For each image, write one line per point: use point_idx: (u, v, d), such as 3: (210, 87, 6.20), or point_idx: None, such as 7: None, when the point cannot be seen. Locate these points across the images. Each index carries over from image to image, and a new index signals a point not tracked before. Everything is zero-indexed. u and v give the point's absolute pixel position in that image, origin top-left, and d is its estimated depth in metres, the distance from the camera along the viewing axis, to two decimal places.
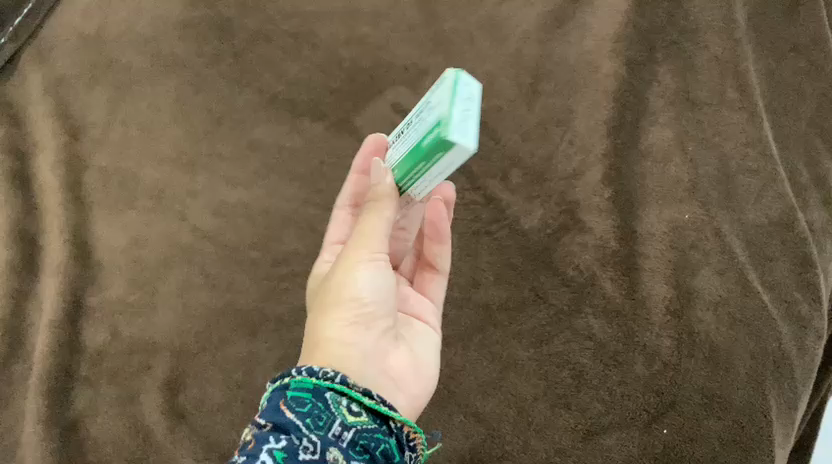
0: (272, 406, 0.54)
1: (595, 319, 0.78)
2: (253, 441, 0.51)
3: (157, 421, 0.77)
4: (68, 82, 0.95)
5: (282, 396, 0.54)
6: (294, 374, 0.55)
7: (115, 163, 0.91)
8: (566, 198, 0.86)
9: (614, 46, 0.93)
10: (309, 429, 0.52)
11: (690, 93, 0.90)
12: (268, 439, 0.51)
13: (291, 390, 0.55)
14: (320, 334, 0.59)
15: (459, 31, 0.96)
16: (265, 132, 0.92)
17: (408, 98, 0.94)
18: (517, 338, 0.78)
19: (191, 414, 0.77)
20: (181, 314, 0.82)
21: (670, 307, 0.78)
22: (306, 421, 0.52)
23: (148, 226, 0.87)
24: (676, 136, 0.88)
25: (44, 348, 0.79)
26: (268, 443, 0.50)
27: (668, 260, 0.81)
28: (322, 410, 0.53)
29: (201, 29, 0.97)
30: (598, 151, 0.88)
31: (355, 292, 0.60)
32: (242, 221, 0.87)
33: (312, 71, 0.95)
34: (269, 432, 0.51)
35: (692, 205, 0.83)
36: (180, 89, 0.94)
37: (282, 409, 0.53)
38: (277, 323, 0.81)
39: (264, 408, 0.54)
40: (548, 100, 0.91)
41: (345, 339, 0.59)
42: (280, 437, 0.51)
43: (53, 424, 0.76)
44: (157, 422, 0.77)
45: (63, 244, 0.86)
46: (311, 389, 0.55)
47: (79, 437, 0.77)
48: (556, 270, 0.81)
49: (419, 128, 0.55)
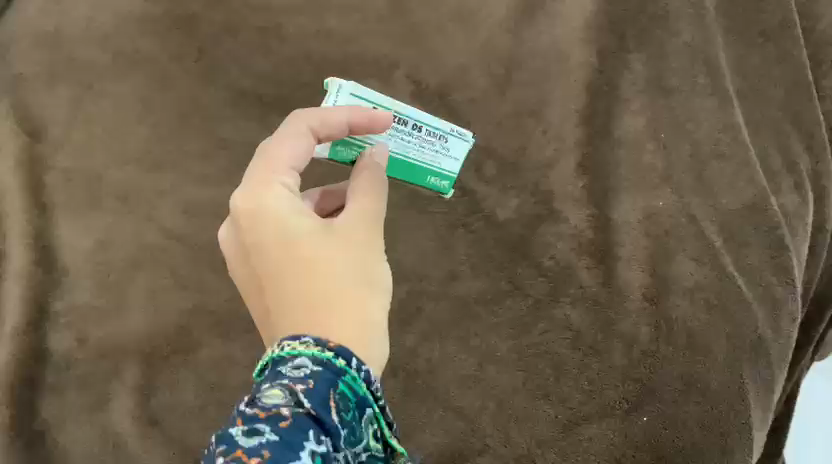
0: (321, 389, 0.48)
1: (573, 308, 0.78)
2: (293, 424, 0.46)
3: (128, 427, 0.76)
4: (26, 79, 0.92)
5: (333, 386, 0.49)
6: (355, 366, 0.51)
7: (78, 163, 0.88)
8: (541, 188, 0.85)
9: (585, 34, 0.92)
10: (344, 444, 0.49)
11: (662, 80, 0.89)
12: (310, 436, 0.46)
13: (342, 384, 0.50)
14: (361, 311, 0.57)
15: (430, 22, 0.94)
16: (233, 129, 0.91)
17: (379, 91, 0.92)
18: (495, 330, 0.77)
19: (164, 419, 0.76)
20: (150, 317, 0.80)
21: (647, 294, 0.78)
22: (344, 433, 0.49)
23: (114, 228, 0.84)
24: (648, 123, 0.88)
25: (11, 353, 0.78)
26: (310, 443, 0.46)
27: (643, 247, 0.81)
28: (357, 424, 0.50)
29: (163, 23, 0.94)
30: (572, 141, 0.87)
31: (378, 277, 0.61)
32: (212, 220, 0.85)
33: (280, 65, 0.93)
34: (311, 425, 0.47)
35: (665, 192, 0.84)
36: (144, 86, 0.92)
37: (332, 407, 0.48)
38: (250, 324, 0.79)
39: (313, 382, 0.49)
40: (520, 90, 0.90)
41: (376, 317, 0.58)
42: (321, 440, 0.47)
43: (18, 435, 0.76)
44: (128, 428, 0.76)
45: (24, 249, 0.83)
46: (359, 397, 0.51)
47: (47, 446, 0.76)
48: (532, 260, 0.80)
49: (420, 156, 0.73)
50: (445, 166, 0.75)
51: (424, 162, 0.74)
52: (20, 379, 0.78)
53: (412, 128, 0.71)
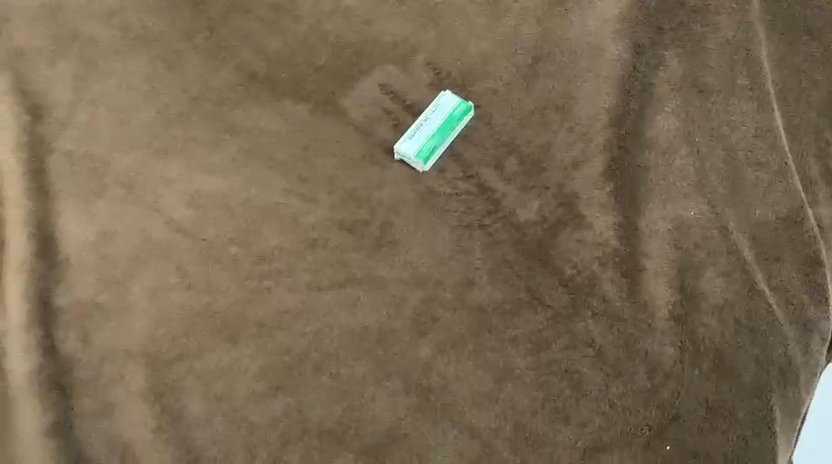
0: None
1: (595, 323, 0.73)
2: None
3: (142, 434, 0.68)
4: (28, 56, 0.88)
5: None
6: None
7: (81, 148, 0.83)
8: (563, 190, 0.82)
9: (619, 27, 0.89)
10: None
11: (699, 79, 0.86)
12: None
13: None
14: None
15: (452, 6, 0.94)
16: (243, 115, 0.87)
17: (396, 78, 0.91)
18: (513, 344, 0.72)
19: (182, 420, 0.69)
20: (156, 317, 0.73)
21: (674, 313, 0.74)
22: None
23: (118, 218, 0.79)
24: (681, 125, 0.84)
25: (20, 353, 0.70)
26: None
27: (672, 260, 0.77)
28: None
29: (173, 2, 0.93)
30: (600, 142, 0.84)
31: None
32: (221, 214, 0.80)
33: (293, 46, 0.92)
34: None
35: (697, 201, 0.80)
36: (151, 65, 0.89)
37: None
38: (259, 328, 0.73)
39: None
40: (546, 82, 0.88)
41: None
42: None
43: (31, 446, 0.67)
44: (142, 434, 0.68)
45: (27, 238, 0.77)
46: None
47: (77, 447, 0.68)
48: (552, 269, 0.77)
49: (437, 113, 0.86)
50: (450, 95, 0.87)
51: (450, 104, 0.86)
52: (33, 377, 0.69)
53: (426, 125, 0.85)
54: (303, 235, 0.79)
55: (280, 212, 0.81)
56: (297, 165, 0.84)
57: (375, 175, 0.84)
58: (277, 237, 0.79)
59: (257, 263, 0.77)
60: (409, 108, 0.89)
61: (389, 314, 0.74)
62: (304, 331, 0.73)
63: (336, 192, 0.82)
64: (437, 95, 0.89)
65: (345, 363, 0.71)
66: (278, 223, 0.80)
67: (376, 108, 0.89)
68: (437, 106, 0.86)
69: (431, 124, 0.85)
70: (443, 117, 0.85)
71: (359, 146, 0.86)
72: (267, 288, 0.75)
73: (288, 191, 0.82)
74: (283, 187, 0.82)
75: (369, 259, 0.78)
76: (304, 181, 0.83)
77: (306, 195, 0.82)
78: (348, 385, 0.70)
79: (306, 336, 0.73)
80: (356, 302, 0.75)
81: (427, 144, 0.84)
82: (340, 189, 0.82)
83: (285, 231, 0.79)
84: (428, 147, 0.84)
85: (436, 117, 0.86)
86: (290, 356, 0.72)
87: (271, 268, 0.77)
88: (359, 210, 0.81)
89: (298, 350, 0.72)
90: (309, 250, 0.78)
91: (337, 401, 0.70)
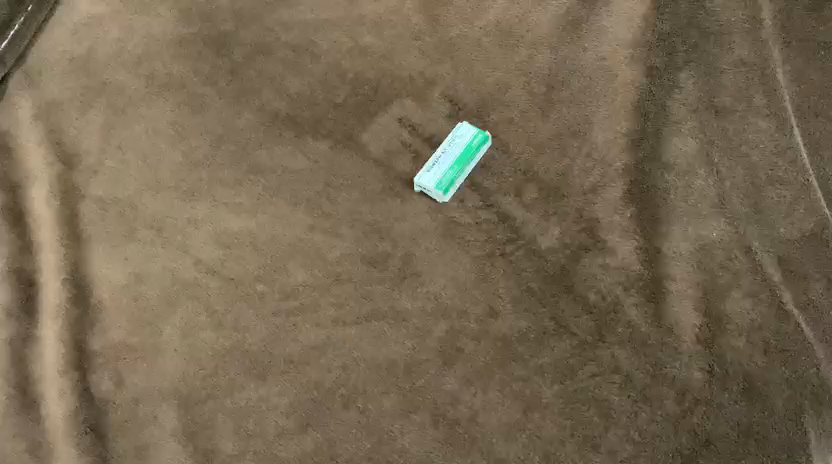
0: None
1: (621, 349, 0.73)
2: None
3: None
4: (61, 107, 0.91)
5: None
6: None
7: (113, 194, 0.87)
8: (583, 216, 0.82)
9: (632, 53, 0.90)
10: None
11: (715, 100, 0.86)
12: None
13: None
14: None
15: (467, 38, 0.96)
16: (267, 155, 0.90)
17: (414, 111, 0.93)
18: (539, 373, 0.73)
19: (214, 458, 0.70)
20: (187, 357, 0.75)
21: (701, 335, 0.74)
22: None
23: (149, 261, 0.82)
24: (699, 147, 0.84)
25: (57, 397, 0.73)
26: None
27: (696, 282, 0.77)
28: None
29: (196, 47, 0.96)
30: (618, 167, 0.85)
31: None
32: (247, 253, 0.82)
33: (313, 85, 0.95)
34: None
35: (719, 221, 0.80)
36: (177, 110, 0.92)
37: None
38: (287, 365, 0.74)
39: None
40: (562, 109, 0.89)
41: None
42: None
43: None
44: None
45: (61, 284, 0.79)
46: None
47: None
48: (576, 295, 0.77)
49: (454, 145, 0.87)
50: (467, 126, 0.88)
51: (468, 135, 0.87)
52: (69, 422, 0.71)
53: (444, 157, 0.86)
54: (328, 270, 0.81)
55: (304, 248, 0.83)
56: (321, 201, 0.86)
57: (397, 208, 0.85)
58: (303, 273, 0.80)
59: (284, 300, 0.78)
60: (428, 140, 0.91)
61: (415, 346, 0.75)
62: (331, 366, 0.74)
63: (359, 226, 0.84)
64: (454, 126, 0.91)
65: (372, 397, 0.72)
66: (303, 259, 0.82)
67: (396, 141, 0.91)
68: (454, 138, 0.88)
69: (448, 156, 0.86)
70: (460, 148, 0.86)
71: (380, 180, 0.88)
72: (294, 324, 0.77)
73: (311, 227, 0.84)
74: (308, 224, 0.84)
75: (393, 291, 0.79)
76: (327, 216, 0.85)
77: (329, 230, 0.84)
78: (376, 419, 0.71)
79: (333, 371, 0.74)
80: (382, 335, 0.76)
81: (446, 175, 0.85)
82: (363, 223, 0.84)
83: (310, 267, 0.81)
84: (447, 178, 0.85)
85: (454, 148, 0.87)
86: (318, 391, 0.73)
87: (298, 304, 0.78)
88: (382, 243, 0.83)
89: (325, 386, 0.73)
90: (335, 285, 0.79)
91: (366, 435, 0.70)
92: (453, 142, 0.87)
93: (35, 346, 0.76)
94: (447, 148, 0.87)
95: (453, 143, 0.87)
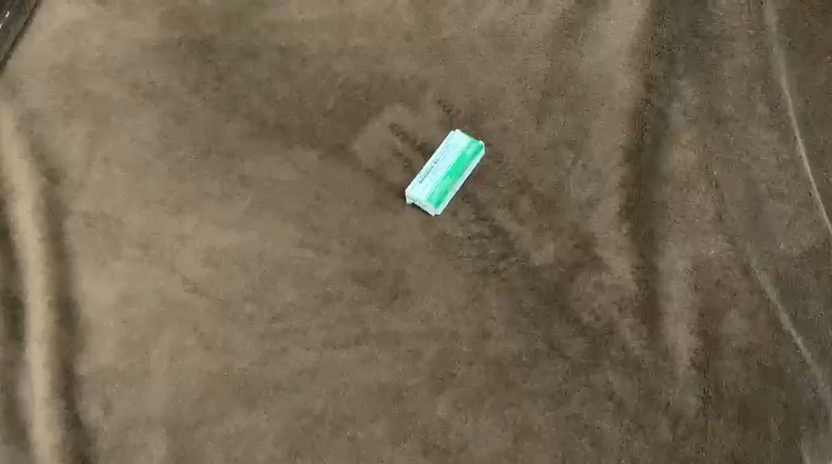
0: None
1: (614, 374, 0.72)
2: None
3: None
4: (42, 117, 0.89)
5: None
6: None
7: (99, 209, 0.85)
8: (579, 231, 0.80)
9: (630, 59, 0.87)
10: None
11: (716, 109, 0.84)
12: None
13: None
14: None
15: (460, 39, 0.93)
16: (255, 167, 0.88)
17: (406, 117, 0.90)
18: (531, 399, 0.72)
19: None
20: (176, 382, 0.74)
21: (696, 360, 0.72)
22: None
23: (138, 280, 0.80)
24: (699, 159, 0.82)
25: (46, 425, 0.72)
26: None
27: (693, 302, 0.75)
28: None
29: (181, 52, 0.93)
30: (615, 180, 0.82)
31: None
32: (237, 271, 0.81)
33: (302, 90, 0.92)
34: None
35: (717, 238, 0.78)
36: (162, 120, 0.89)
37: None
38: (276, 390, 0.73)
39: None
40: (558, 118, 0.87)
41: None
42: None
43: None
44: None
45: (48, 306, 0.78)
46: None
47: None
48: (570, 316, 0.76)
49: (447, 155, 0.85)
50: (460, 135, 0.86)
51: (461, 145, 0.85)
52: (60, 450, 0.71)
53: (436, 168, 0.84)
54: (318, 289, 0.79)
55: (294, 266, 0.81)
56: (309, 215, 0.84)
57: (388, 221, 0.84)
58: (292, 292, 0.79)
59: (274, 321, 0.77)
60: (420, 150, 0.88)
61: (405, 370, 0.74)
62: (321, 391, 0.73)
63: (349, 241, 0.82)
64: (447, 134, 0.88)
65: (363, 424, 0.72)
66: (292, 278, 0.80)
67: (387, 150, 0.88)
68: (447, 148, 0.85)
69: (441, 167, 0.84)
70: (453, 159, 0.84)
71: (370, 193, 0.86)
72: (283, 347, 0.76)
73: (301, 243, 0.83)
74: (297, 240, 0.83)
75: (384, 312, 0.77)
76: (317, 231, 0.83)
77: (319, 246, 0.82)
78: (366, 447, 0.71)
79: (323, 396, 0.73)
80: (372, 358, 0.75)
81: (438, 187, 0.83)
82: (353, 239, 0.83)
83: (301, 286, 0.79)
84: (440, 191, 0.83)
85: (446, 159, 0.84)
86: (307, 418, 0.72)
87: (288, 326, 0.77)
88: (373, 260, 0.81)
89: (315, 412, 0.72)
90: (324, 305, 0.78)
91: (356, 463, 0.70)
92: (446, 152, 0.85)
93: (23, 370, 0.75)
94: (440, 159, 0.85)
95: (446, 153, 0.85)
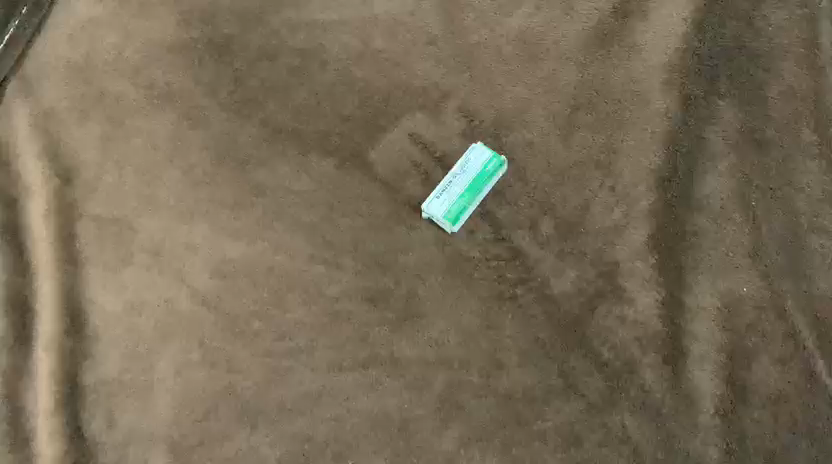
0: None
1: (632, 417, 0.70)
2: None
3: None
4: (58, 115, 0.87)
5: None
6: None
7: (111, 212, 0.82)
8: (603, 258, 0.76)
9: (668, 77, 0.81)
10: None
11: (758, 133, 0.78)
12: None
13: None
14: None
15: (489, 45, 0.86)
16: (268, 175, 0.83)
17: (427, 128, 0.83)
18: (541, 438, 0.70)
19: None
20: (180, 398, 0.74)
21: (720, 407, 0.69)
22: None
23: (146, 289, 0.78)
24: (736, 187, 0.77)
25: (48, 435, 0.73)
26: None
27: (720, 344, 0.71)
28: None
29: (196, 53, 0.89)
30: (644, 206, 0.77)
31: None
32: (246, 284, 0.78)
33: (320, 94, 0.86)
34: None
35: (751, 275, 0.74)
36: (177, 124, 0.86)
37: None
38: (279, 412, 0.73)
39: None
40: (586, 134, 0.81)
41: None
42: None
43: None
44: None
45: (57, 313, 0.77)
46: None
47: None
48: (588, 351, 0.72)
49: (467, 170, 0.78)
50: (481, 147, 0.79)
51: (483, 158, 0.78)
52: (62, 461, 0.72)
53: (455, 184, 0.77)
54: (327, 307, 0.76)
55: (304, 282, 0.77)
56: (323, 228, 0.80)
57: (402, 238, 0.79)
58: (300, 310, 0.76)
59: (279, 339, 0.75)
60: (441, 162, 0.82)
61: (412, 399, 0.72)
62: (324, 417, 0.72)
63: (361, 257, 0.78)
64: (469, 146, 0.82)
65: (365, 453, 0.71)
66: (301, 294, 0.77)
67: (406, 162, 0.82)
68: (467, 161, 0.78)
69: (460, 183, 0.77)
70: (473, 175, 0.78)
71: (386, 206, 0.80)
72: (288, 367, 0.74)
73: (312, 257, 0.78)
74: (308, 253, 0.79)
75: (393, 335, 0.75)
76: (330, 246, 0.79)
77: (330, 261, 0.78)
78: None
79: (328, 422, 0.72)
80: (378, 385, 0.73)
81: (457, 206, 0.77)
82: (365, 255, 0.78)
83: (308, 303, 0.76)
84: (458, 210, 0.77)
85: (465, 175, 0.78)
86: (309, 445, 0.71)
87: (294, 346, 0.75)
88: (385, 279, 0.77)
89: (317, 440, 0.71)
90: (332, 325, 0.75)
91: None
92: (466, 166, 0.78)
93: (29, 380, 0.75)
94: (459, 174, 0.78)
95: (466, 168, 0.78)
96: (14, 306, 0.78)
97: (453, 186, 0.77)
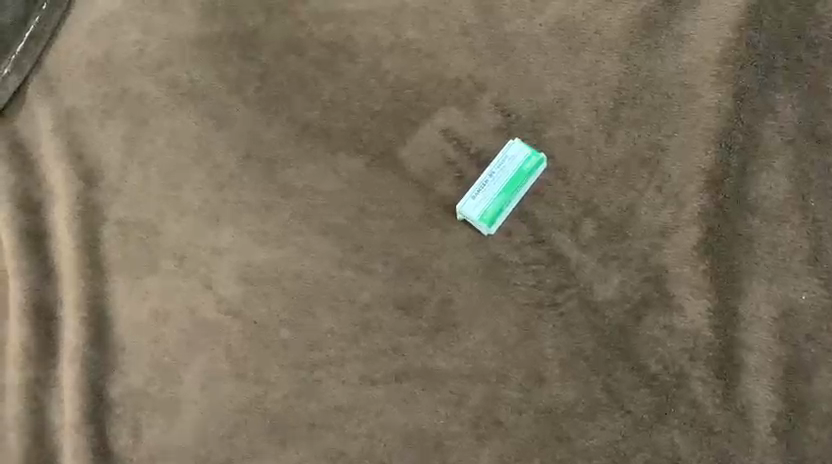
0: None
1: (682, 435, 0.66)
2: None
3: None
4: (80, 115, 0.84)
5: None
6: None
7: (134, 216, 0.79)
8: (649, 263, 0.71)
9: (720, 69, 0.76)
10: None
11: (818, 128, 0.73)
12: None
13: None
14: None
15: (526, 35, 0.80)
16: (296, 174, 0.79)
17: (460, 122, 0.79)
18: (584, 457, 0.67)
19: None
20: (209, 412, 0.72)
21: (777, 425, 0.66)
22: None
23: (171, 296, 0.76)
24: (795, 186, 0.72)
25: (71, 449, 0.72)
26: None
27: (776, 357, 0.67)
28: None
29: (220, 48, 0.85)
30: (694, 208, 0.72)
31: None
32: (273, 291, 0.75)
33: (350, 89, 0.82)
34: None
35: (811, 281, 0.69)
36: (201, 122, 0.82)
37: None
38: (309, 428, 0.71)
39: None
40: (631, 129, 0.76)
41: None
42: None
43: None
44: None
45: (81, 322, 0.76)
46: None
47: None
48: (634, 363, 0.69)
49: (502, 169, 0.75)
50: (517, 146, 0.76)
51: (519, 156, 0.75)
52: None
53: (490, 183, 0.74)
54: (357, 316, 0.73)
55: (334, 289, 0.74)
56: (352, 231, 0.76)
57: (436, 240, 0.75)
58: (329, 319, 0.74)
59: (308, 350, 0.73)
60: (474, 159, 0.78)
61: (448, 415, 0.70)
62: (356, 433, 0.70)
63: (393, 261, 0.75)
64: (504, 142, 0.78)
65: None
66: (331, 302, 0.74)
67: (439, 158, 0.78)
68: (503, 159, 0.75)
69: (495, 182, 0.74)
70: (509, 173, 0.74)
71: (419, 206, 0.77)
72: (318, 379, 0.72)
73: (341, 262, 0.75)
74: (337, 257, 0.75)
75: (426, 345, 0.72)
76: (360, 250, 0.76)
77: (361, 266, 0.75)
78: None
79: (359, 438, 0.70)
80: (412, 400, 0.70)
81: (493, 206, 0.74)
82: (397, 260, 0.75)
83: (338, 311, 0.74)
84: (494, 210, 0.74)
85: (501, 173, 0.75)
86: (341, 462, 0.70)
87: (324, 356, 0.72)
88: (418, 285, 0.74)
89: (350, 456, 0.70)
90: (363, 335, 0.73)
91: None
92: (502, 164, 0.75)
93: (56, 389, 0.75)
94: (494, 172, 0.75)
95: (502, 167, 0.75)
96: (38, 314, 0.77)
97: (488, 186, 0.74)
